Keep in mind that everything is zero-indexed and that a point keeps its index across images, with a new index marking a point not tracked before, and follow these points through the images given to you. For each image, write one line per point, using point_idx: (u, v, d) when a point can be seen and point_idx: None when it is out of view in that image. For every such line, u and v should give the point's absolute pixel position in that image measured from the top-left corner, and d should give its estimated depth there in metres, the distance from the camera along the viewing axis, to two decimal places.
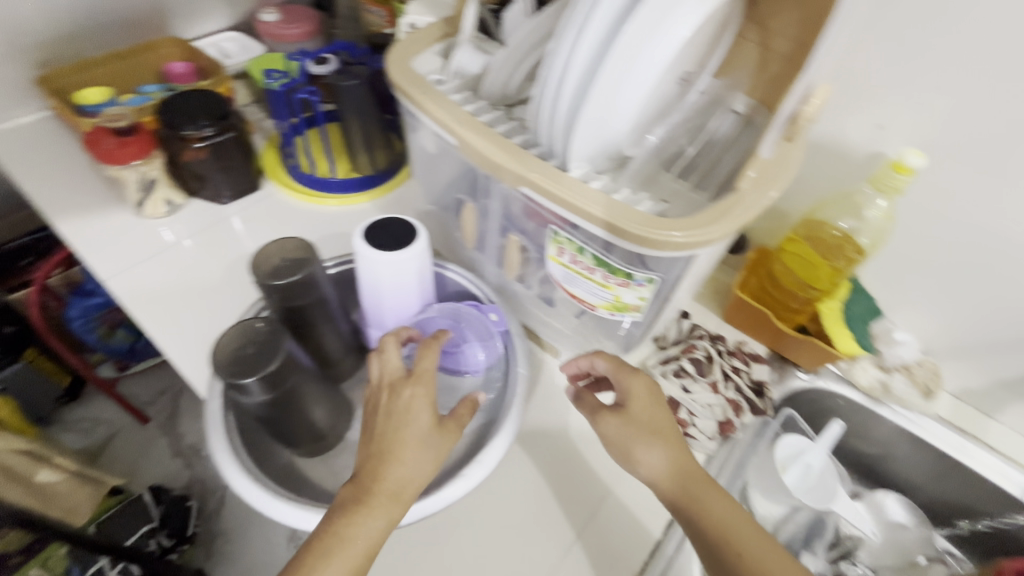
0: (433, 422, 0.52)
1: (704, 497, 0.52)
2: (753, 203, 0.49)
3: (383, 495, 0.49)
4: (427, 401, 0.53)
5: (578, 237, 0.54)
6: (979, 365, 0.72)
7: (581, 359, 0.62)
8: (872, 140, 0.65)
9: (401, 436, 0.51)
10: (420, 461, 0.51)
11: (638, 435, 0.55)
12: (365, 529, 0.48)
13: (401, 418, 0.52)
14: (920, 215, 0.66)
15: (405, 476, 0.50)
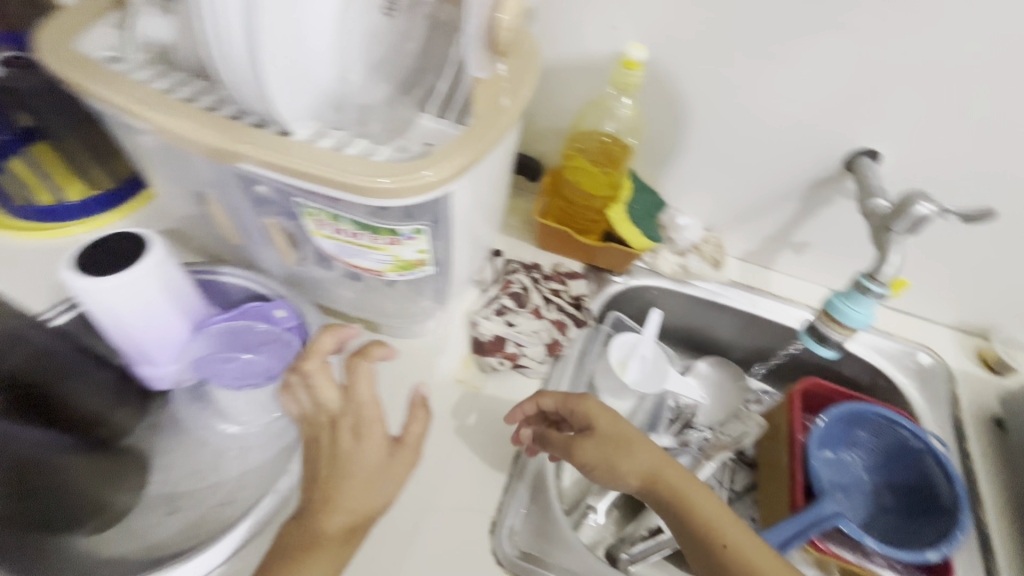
0: (386, 449, 0.50)
1: (687, 491, 0.52)
2: (492, 121, 0.49)
3: (331, 542, 0.47)
4: (376, 429, 0.49)
5: (328, 205, 0.49)
6: (750, 227, 0.81)
7: (524, 405, 0.60)
8: (609, 41, 0.67)
9: (346, 479, 0.48)
10: (381, 492, 0.49)
11: (619, 451, 0.54)
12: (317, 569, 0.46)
13: (346, 460, 0.48)
14: (667, 104, 0.71)
15: (364, 510, 0.48)
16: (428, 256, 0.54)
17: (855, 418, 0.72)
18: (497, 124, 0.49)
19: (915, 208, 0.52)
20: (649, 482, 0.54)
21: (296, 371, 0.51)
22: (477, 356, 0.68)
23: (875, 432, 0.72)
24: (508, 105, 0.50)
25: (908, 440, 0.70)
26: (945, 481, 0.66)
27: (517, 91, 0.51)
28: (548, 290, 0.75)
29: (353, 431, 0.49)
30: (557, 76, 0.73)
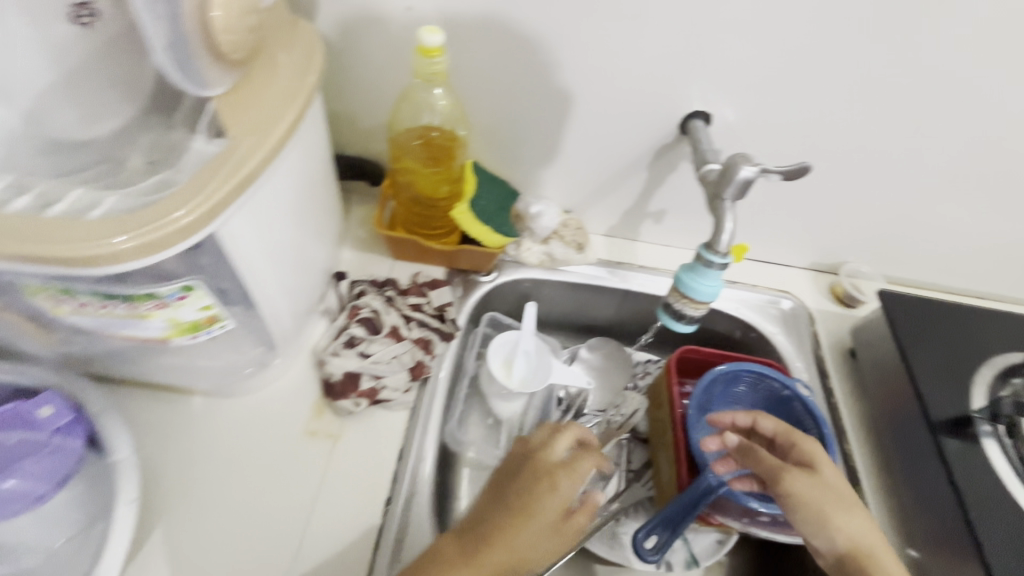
0: (557, 515, 0.50)
1: (883, 560, 0.51)
2: (244, 155, 0.42)
3: (484, 566, 0.47)
4: (568, 486, 0.51)
5: (45, 277, 0.40)
6: (607, 202, 0.79)
7: (739, 416, 0.61)
8: (411, 25, 0.60)
9: (521, 523, 0.48)
10: (542, 542, 0.48)
11: (826, 495, 0.52)
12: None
13: (528, 501, 0.49)
14: (488, 87, 0.66)
15: (522, 551, 0.48)
16: (219, 312, 0.46)
17: (731, 378, 0.72)
18: (251, 157, 0.42)
19: (738, 172, 0.51)
20: (852, 548, 0.51)
21: (555, 427, 0.56)
22: (332, 401, 0.61)
23: (751, 387, 0.73)
24: (264, 133, 0.43)
25: (780, 389, 0.72)
26: (813, 422, 0.69)
27: (273, 116, 0.44)
28: (406, 307, 0.68)
29: (547, 484, 0.50)
30: (367, 70, 0.64)
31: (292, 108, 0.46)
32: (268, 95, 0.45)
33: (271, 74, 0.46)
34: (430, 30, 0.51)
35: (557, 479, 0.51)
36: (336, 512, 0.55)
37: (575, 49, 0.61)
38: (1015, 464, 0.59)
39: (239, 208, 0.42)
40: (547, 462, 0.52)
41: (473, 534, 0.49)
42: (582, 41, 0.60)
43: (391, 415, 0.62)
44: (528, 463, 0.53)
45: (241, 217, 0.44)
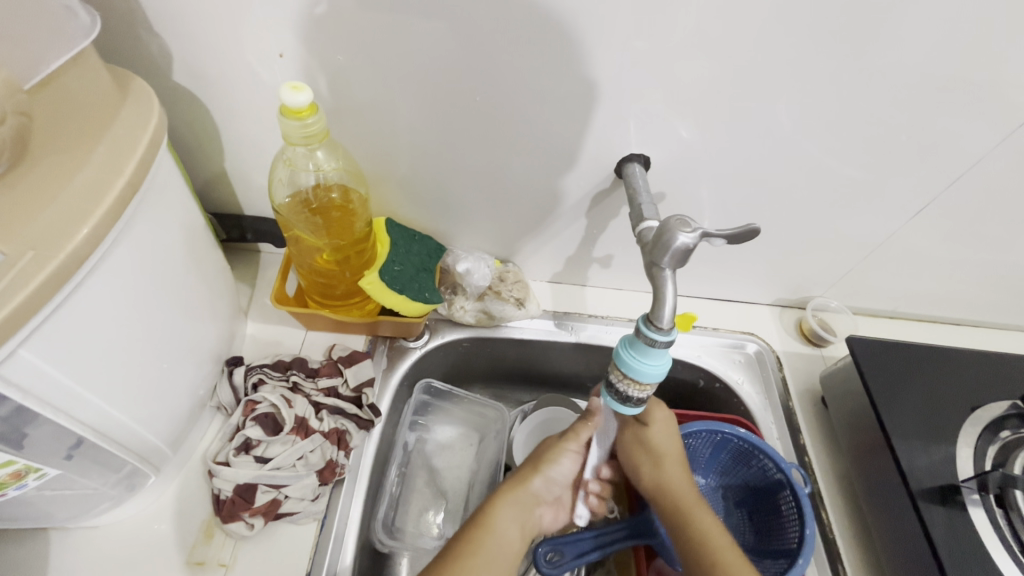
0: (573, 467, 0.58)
1: (695, 510, 0.54)
2: (24, 268, 0.32)
3: (524, 498, 0.55)
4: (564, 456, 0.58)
5: None
6: (546, 250, 0.70)
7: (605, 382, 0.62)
8: (288, 76, 0.51)
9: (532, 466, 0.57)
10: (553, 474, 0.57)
11: (649, 453, 0.57)
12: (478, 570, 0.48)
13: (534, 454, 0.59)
14: (387, 137, 0.57)
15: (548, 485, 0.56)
16: (25, 465, 0.37)
17: (719, 440, 0.67)
18: (30, 272, 0.32)
19: (673, 240, 0.43)
20: (661, 488, 0.56)
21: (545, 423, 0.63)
22: (222, 523, 0.51)
23: (744, 463, 0.67)
24: (46, 247, 0.33)
25: (773, 470, 0.64)
26: (777, 468, 0.63)
27: (69, 218, 0.34)
28: (316, 393, 0.59)
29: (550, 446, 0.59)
30: (247, 124, 0.55)
31: (100, 202, 0.35)
32: (69, 186, 0.35)
33: (74, 155, 0.36)
34: (294, 87, 0.43)
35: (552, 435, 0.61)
36: None
37: (486, 93, 0.52)
38: (1003, 537, 0.53)
39: (39, 326, 0.34)
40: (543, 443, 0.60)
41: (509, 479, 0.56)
42: (493, 82, 0.51)
43: (296, 528, 0.53)
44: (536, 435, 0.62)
45: (40, 344, 0.34)
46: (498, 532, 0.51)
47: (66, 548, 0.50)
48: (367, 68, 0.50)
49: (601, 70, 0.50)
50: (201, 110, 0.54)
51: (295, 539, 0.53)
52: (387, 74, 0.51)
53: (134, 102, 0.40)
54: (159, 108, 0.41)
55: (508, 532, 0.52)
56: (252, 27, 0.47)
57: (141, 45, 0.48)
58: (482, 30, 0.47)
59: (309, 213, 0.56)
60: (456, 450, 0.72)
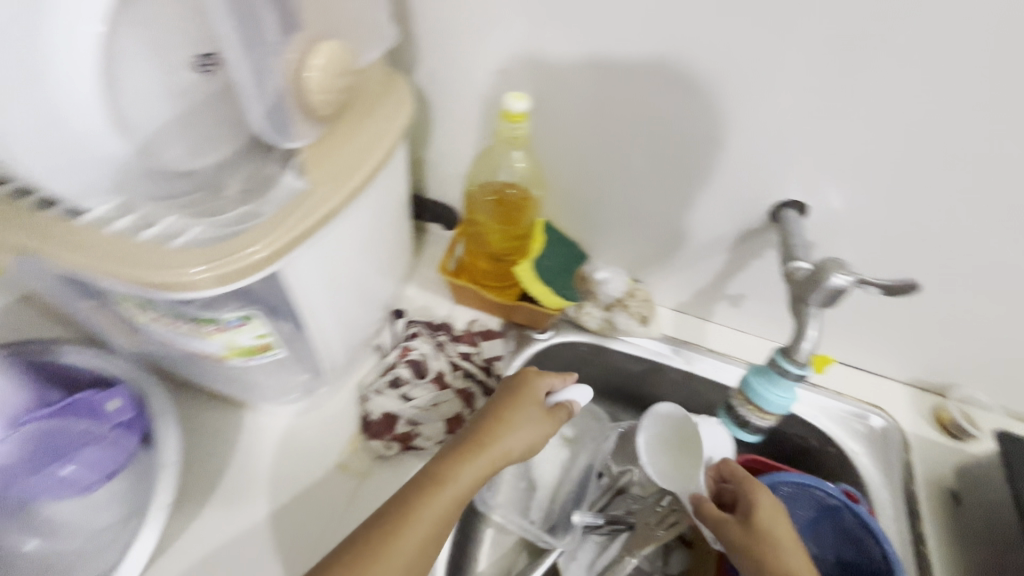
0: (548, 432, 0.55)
1: None
2: (323, 194, 0.44)
3: (494, 453, 0.51)
4: (541, 423, 0.54)
5: (135, 295, 0.42)
6: (680, 278, 0.74)
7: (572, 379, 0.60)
8: (499, 85, 0.61)
9: (495, 432, 0.52)
10: (530, 431, 0.53)
11: None
12: (394, 561, 0.43)
13: (479, 424, 0.53)
14: (566, 149, 0.64)
15: (528, 438, 0.53)
16: (273, 341, 0.48)
17: (827, 509, 0.63)
18: (325, 198, 0.44)
19: (829, 279, 0.46)
20: None
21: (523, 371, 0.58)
22: (367, 438, 0.61)
23: (849, 541, 0.62)
24: (337, 184, 0.45)
25: (877, 560, 0.58)
26: (874, 541, 0.58)
27: (352, 165, 0.46)
28: (456, 355, 0.68)
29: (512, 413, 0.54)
30: (454, 120, 0.66)
31: (370, 156, 0.48)
32: (354, 143, 0.48)
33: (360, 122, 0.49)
34: (517, 97, 0.52)
35: (531, 389, 0.56)
36: None
37: (657, 123, 0.58)
38: None
39: (313, 242, 0.45)
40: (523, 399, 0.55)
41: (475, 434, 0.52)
42: (668, 119, 0.57)
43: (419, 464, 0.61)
44: (518, 376, 0.58)
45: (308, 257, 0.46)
46: (451, 488, 0.47)
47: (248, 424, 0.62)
48: (567, 87, 0.58)
49: (778, 120, 0.53)
50: (423, 104, 0.66)
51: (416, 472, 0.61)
52: (581, 96, 0.59)
53: (394, 96, 0.52)
54: (407, 102, 0.52)
55: (466, 486, 0.48)
56: (484, 44, 0.58)
57: (398, 48, 0.62)
58: (671, 71, 0.53)
59: (493, 201, 0.68)
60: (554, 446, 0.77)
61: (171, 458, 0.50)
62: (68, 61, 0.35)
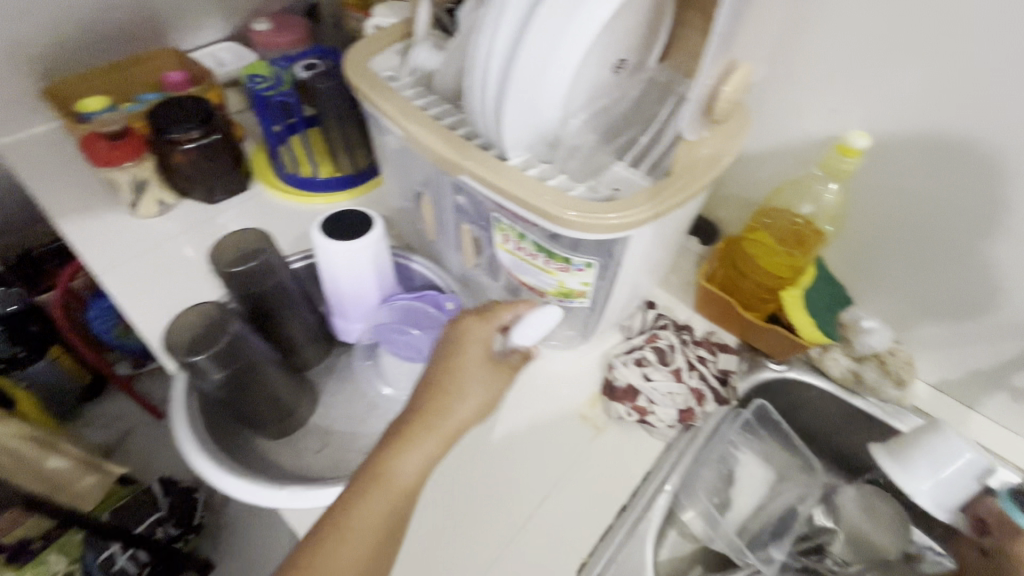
0: (484, 402, 0.53)
1: None
2: (686, 183, 0.51)
3: (421, 430, 0.51)
4: (479, 384, 0.53)
5: (518, 224, 0.55)
6: (950, 354, 0.72)
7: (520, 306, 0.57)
8: (828, 125, 0.66)
9: (443, 400, 0.52)
10: (478, 391, 0.53)
11: None
12: (410, 461, 0.50)
13: (455, 362, 0.53)
14: (874, 196, 0.67)
15: (465, 414, 0.52)
16: (589, 288, 0.58)
17: None
18: (687, 187, 0.51)
19: None
20: None
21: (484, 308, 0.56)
22: (608, 399, 0.69)
23: None
24: (699, 177, 0.51)
25: None
26: None
27: (713, 164, 0.52)
28: (694, 356, 0.72)
29: (446, 384, 0.53)
30: (765, 150, 0.73)
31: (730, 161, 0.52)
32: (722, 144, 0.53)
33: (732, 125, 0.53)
34: (859, 134, 0.58)
35: (472, 337, 0.54)
36: (579, 485, 0.63)
37: (1001, 192, 0.58)
38: None
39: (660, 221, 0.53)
40: (474, 359, 0.54)
41: (429, 387, 0.53)
42: (1002, 190, 0.58)
43: (648, 438, 0.68)
44: (467, 317, 0.56)
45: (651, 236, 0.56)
46: (387, 483, 0.49)
47: None
48: (911, 140, 0.61)
49: None
50: None
51: (646, 443, 0.68)
52: (921, 151, 0.61)
53: (740, 114, 0.55)
54: (750, 121, 0.55)
55: (405, 479, 0.49)
56: (831, 86, 0.64)
57: None
58: None
59: (783, 228, 0.71)
60: (758, 474, 0.76)
61: None
62: (577, 40, 0.49)
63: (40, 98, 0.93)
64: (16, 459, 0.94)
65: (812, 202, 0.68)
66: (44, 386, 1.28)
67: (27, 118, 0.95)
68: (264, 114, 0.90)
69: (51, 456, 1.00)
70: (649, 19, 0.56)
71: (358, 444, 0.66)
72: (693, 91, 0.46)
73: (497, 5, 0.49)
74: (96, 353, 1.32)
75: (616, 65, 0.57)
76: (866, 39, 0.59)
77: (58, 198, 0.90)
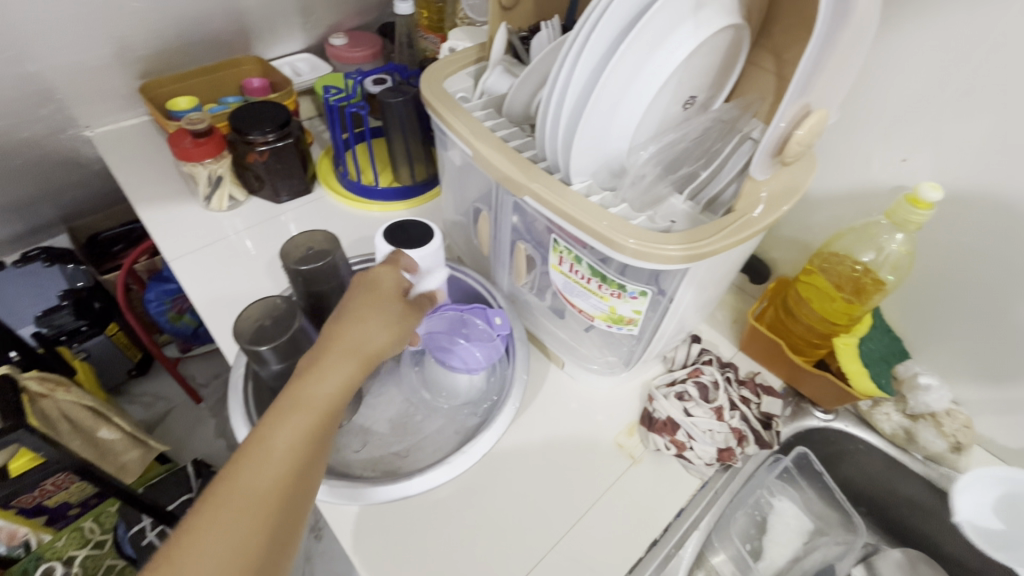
0: (391, 338, 0.53)
1: None
2: (747, 221, 0.51)
3: (338, 351, 0.50)
4: (382, 317, 0.53)
5: (576, 247, 0.57)
6: (1014, 422, 0.68)
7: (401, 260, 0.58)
8: (895, 174, 0.65)
9: (345, 325, 0.52)
10: (378, 325, 0.53)
11: None
12: (328, 382, 0.49)
13: (356, 296, 0.54)
14: (936, 251, 0.66)
15: (364, 337, 0.51)
16: (639, 316, 0.58)
17: None
18: (749, 225, 0.51)
19: None
20: None
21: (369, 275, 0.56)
22: (646, 430, 0.68)
23: None
24: (761, 218, 0.52)
25: None
26: None
27: (775, 205, 0.52)
28: (737, 395, 0.71)
29: (353, 309, 0.53)
30: (826, 194, 0.73)
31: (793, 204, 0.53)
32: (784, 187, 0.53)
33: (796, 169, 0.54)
34: (932, 187, 0.57)
35: (387, 280, 0.56)
36: (610, 513, 0.63)
37: None
38: None
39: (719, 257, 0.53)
40: (367, 292, 0.55)
41: (332, 328, 0.52)
42: None
43: (684, 474, 0.67)
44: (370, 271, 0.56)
45: (706, 272, 0.57)
46: (308, 397, 0.47)
47: (554, 374, 0.75)
48: (985, 195, 0.60)
49: None
50: None
51: (682, 479, 0.67)
52: (994, 208, 0.59)
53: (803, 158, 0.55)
54: (816, 166, 0.56)
55: (328, 393, 0.48)
56: (901, 136, 0.63)
57: None
58: None
59: (842, 273, 0.69)
60: (793, 524, 0.74)
61: (523, 374, 0.67)
62: (660, 68, 0.52)
63: (136, 94, 1.01)
64: (73, 427, 1.00)
65: (876, 253, 0.66)
66: (100, 360, 1.36)
67: (121, 112, 1.04)
68: (334, 122, 0.94)
69: (102, 426, 1.06)
70: (722, 60, 0.58)
71: (395, 447, 0.68)
72: (766, 134, 0.47)
73: (576, 35, 0.51)
74: (150, 334, 1.39)
75: (686, 102, 0.60)
76: (942, 92, 0.58)
77: (141, 186, 0.97)
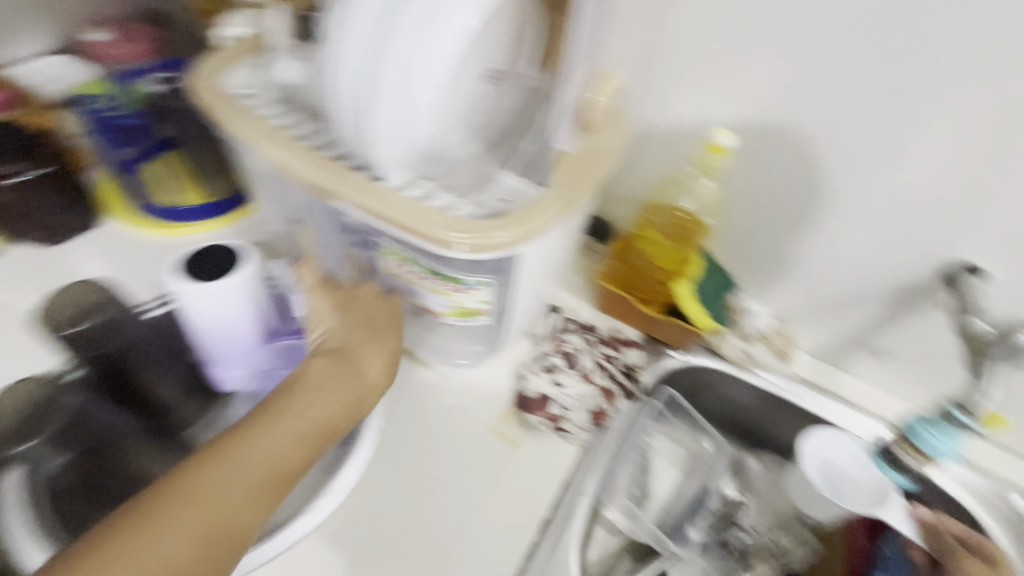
0: (386, 375, 0.59)
1: None
2: (566, 191, 0.51)
3: (347, 374, 0.56)
4: (380, 355, 0.59)
5: (407, 248, 0.53)
6: (822, 325, 0.79)
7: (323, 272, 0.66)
8: (697, 121, 0.70)
9: (356, 343, 0.59)
10: (379, 364, 0.59)
11: None
12: (326, 402, 0.54)
13: (354, 312, 0.60)
14: (739, 187, 0.73)
15: (370, 375, 0.58)
16: (486, 309, 0.58)
17: None
18: (569, 195, 0.51)
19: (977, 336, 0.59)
20: None
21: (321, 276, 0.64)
22: (522, 411, 0.68)
23: None
24: (579, 185, 0.51)
25: None
26: None
27: (590, 170, 0.52)
28: (602, 356, 0.74)
29: (358, 327, 0.60)
30: (645, 148, 0.76)
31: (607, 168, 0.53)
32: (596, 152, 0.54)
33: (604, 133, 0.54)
34: (723, 133, 0.61)
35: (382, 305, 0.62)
36: (498, 504, 0.62)
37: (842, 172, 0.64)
38: None
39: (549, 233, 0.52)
40: (368, 301, 0.61)
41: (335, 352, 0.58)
42: (844, 172, 0.64)
43: (564, 445, 0.68)
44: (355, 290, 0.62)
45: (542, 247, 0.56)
46: (315, 402, 0.54)
47: (422, 376, 0.71)
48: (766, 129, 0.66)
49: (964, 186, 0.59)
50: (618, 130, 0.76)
51: (562, 449, 0.67)
52: (775, 140, 0.66)
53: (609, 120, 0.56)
54: (623, 124, 0.57)
55: (332, 410, 0.54)
56: (694, 86, 0.68)
57: None
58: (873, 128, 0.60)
59: (670, 223, 0.74)
60: (668, 459, 0.79)
61: None
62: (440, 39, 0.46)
63: None
64: None
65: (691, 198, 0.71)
66: None
67: None
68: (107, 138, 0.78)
69: None
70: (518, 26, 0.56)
71: None
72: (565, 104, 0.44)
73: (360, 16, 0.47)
74: None
75: (489, 77, 0.54)
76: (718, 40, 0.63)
77: None
